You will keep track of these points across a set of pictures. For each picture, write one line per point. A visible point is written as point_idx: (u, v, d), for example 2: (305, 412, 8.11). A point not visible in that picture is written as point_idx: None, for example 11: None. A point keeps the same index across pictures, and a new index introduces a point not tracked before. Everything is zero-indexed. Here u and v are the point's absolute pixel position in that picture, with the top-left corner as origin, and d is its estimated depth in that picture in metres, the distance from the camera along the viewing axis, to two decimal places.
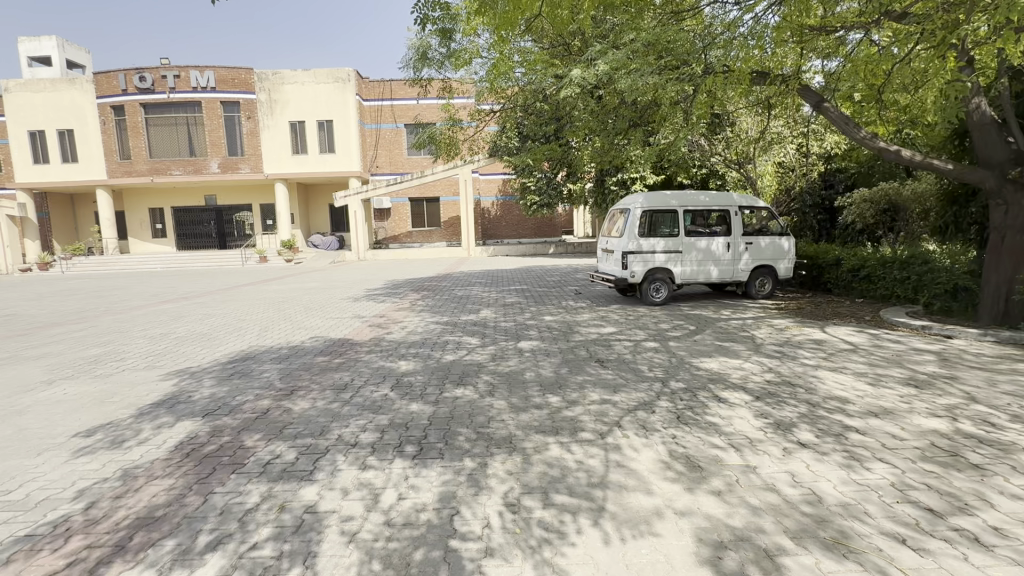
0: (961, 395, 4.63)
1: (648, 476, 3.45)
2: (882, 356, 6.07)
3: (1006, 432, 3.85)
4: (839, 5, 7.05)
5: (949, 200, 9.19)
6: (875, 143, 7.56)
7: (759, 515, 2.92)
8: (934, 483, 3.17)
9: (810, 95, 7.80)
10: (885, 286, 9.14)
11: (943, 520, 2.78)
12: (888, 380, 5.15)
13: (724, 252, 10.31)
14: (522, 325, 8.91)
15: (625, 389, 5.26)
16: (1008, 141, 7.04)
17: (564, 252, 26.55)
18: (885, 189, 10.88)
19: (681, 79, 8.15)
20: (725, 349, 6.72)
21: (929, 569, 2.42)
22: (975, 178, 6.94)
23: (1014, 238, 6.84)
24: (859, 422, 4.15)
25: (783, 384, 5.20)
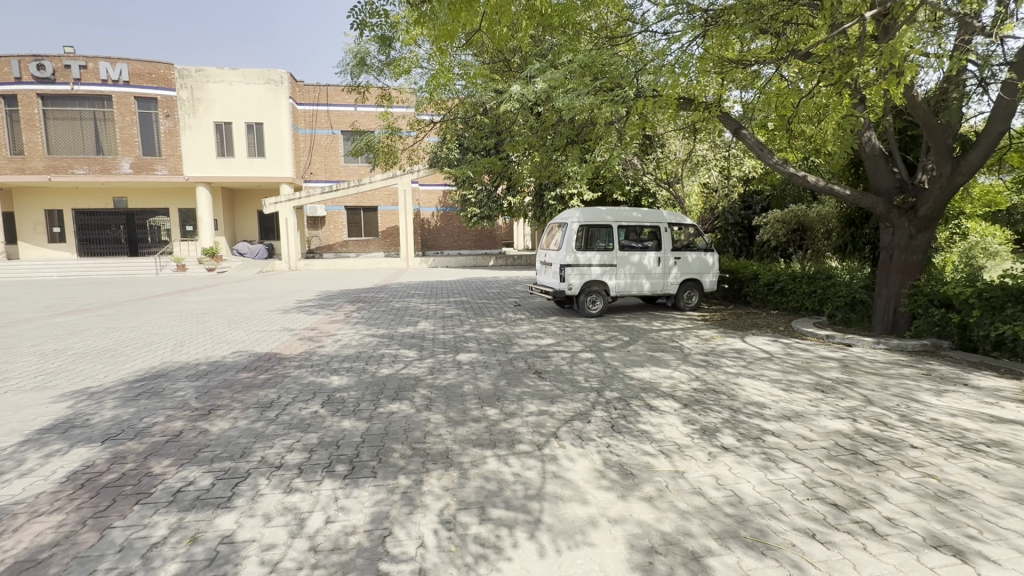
0: (859, 398, 5.12)
1: (583, 486, 3.50)
2: (794, 363, 6.60)
3: (897, 431, 4.29)
4: (753, 42, 7.72)
5: (847, 221, 10.35)
6: (785, 168, 8.28)
7: (687, 519, 3.04)
8: (838, 479, 3.46)
9: (730, 122, 8.45)
10: (796, 299, 9.99)
11: (847, 513, 3.04)
12: (799, 386, 5.59)
13: (655, 266, 10.81)
14: (461, 337, 8.83)
15: (562, 399, 5.34)
16: (894, 171, 7.94)
17: (504, 264, 26.77)
18: (795, 211, 11.72)
19: (615, 101, 8.55)
20: (656, 359, 7.02)
21: (834, 560, 2.62)
22: (868, 204, 7.75)
23: (901, 257, 7.67)
24: (775, 426, 4.46)
25: (708, 392, 5.50)
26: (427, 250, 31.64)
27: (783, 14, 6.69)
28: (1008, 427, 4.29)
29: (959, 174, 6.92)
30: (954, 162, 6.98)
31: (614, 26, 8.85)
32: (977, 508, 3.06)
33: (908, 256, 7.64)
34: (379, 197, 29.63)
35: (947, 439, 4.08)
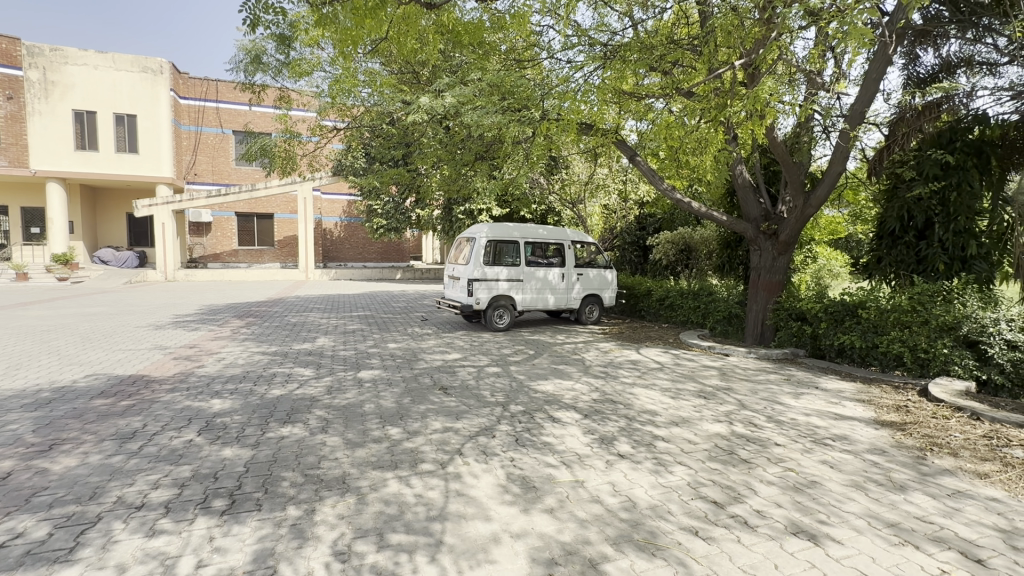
0: (735, 403, 5.70)
1: (486, 502, 3.47)
2: (681, 372, 7.19)
3: (764, 430, 4.83)
4: (646, 79, 8.43)
5: (725, 244, 11.59)
6: (673, 194, 9.09)
7: (585, 527, 3.13)
8: (717, 479, 3.79)
9: (626, 148, 9.10)
10: (683, 313, 10.97)
11: (724, 510, 3.33)
12: (685, 394, 6.08)
13: (559, 282, 11.22)
14: (363, 353, 8.43)
15: (467, 415, 5.29)
16: (761, 201, 9.04)
17: (411, 278, 26.20)
18: (683, 234, 13.16)
19: (521, 121, 8.80)
20: (560, 371, 7.25)
21: (714, 554, 2.85)
22: (740, 229, 8.74)
23: (767, 276, 8.72)
24: (665, 431, 4.80)
25: (607, 402, 5.78)
26: (328, 262, 30.02)
27: (670, 55, 7.40)
28: (848, 423, 5.03)
29: (810, 207, 8.06)
30: (806, 196, 8.15)
31: (522, 50, 9.20)
32: (827, 496, 3.51)
33: (772, 275, 8.70)
34: (275, 205, 27.55)
35: (803, 436, 4.66)
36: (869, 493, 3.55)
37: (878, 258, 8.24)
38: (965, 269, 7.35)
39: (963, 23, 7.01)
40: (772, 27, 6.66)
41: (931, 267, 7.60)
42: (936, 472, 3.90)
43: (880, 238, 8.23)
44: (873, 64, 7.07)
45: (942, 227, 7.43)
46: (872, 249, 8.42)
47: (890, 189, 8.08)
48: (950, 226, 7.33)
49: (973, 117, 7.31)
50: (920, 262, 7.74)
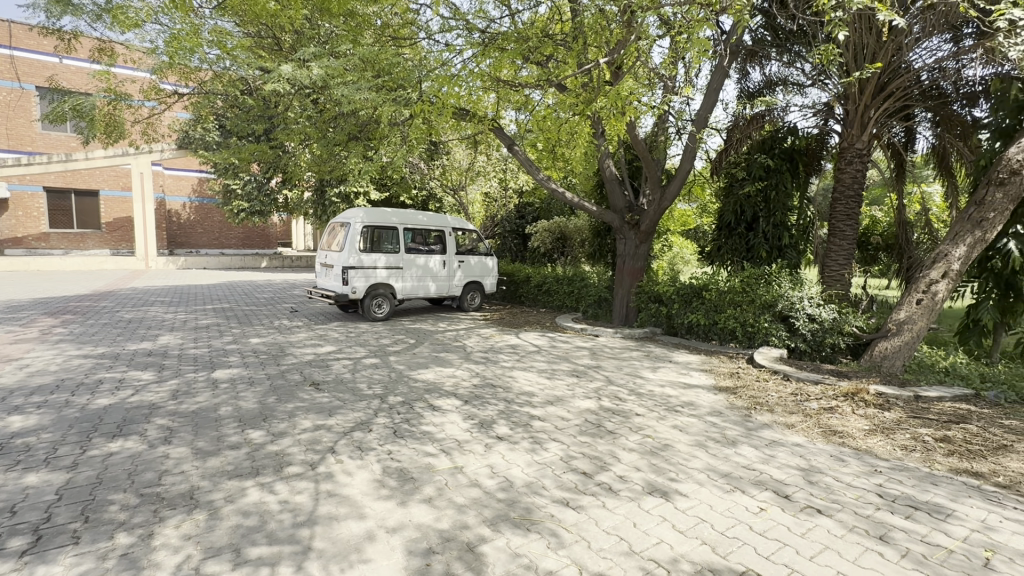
0: (603, 379, 6.18)
1: (361, 500, 3.31)
2: (556, 354, 7.60)
3: (627, 402, 5.31)
4: (523, 69, 8.61)
5: (596, 233, 12.35)
6: (548, 184, 9.47)
7: (463, 512, 3.15)
8: (587, 451, 4.06)
9: (504, 136, 9.21)
10: (558, 298, 11.62)
11: (592, 479, 3.58)
12: (560, 374, 6.44)
13: (440, 269, 11.09)
14: (219, 350, 7.52)
15: (341, 411, 4.99)
16: (625, 194, 9.81)
17: (279, 266, 24.01)
18: (558, 223, 13.86)
19: (397, 101, 8.46)
20: (440, 359, 7.20)
21: (582, 521, 3.05)
22: (608, 220, 9.41)
23: (631, 263, 9.53)
24: (541, 411, 5.03)
25: (487, 386, 5.88)
26: (174, 249, 26.17)
27: (544, 48, 7.63)
28: (694, 390, 5.76)
29: (666, 199, 8.97)
30: (662, 191, 9.06)
31: (398, 27, 8.81)
32: (676, 456, 3.97)
33: (635, 262, 9.54)
34: (99, 179, 23.10)
35: (659, 405, 5.21)
36: (709, 450, 4.09)
37: (719, 247, 9.51)
38: (781, 256, 8.83)
39: (781, 48, 8.29)
40: (631, 30, 7.20)
41: (757, 254, 8.97)
42: (758, 426, 4.63)
43: (720, 230, 9.50)
44: (714, 77, 8.06)
45: (765, 221, 8.82)
46: (714, 239, 9.69)
47: (727, 186, 9.32)
48: (771, 220, 8.75)
49: (787, 129, 8.72)
50: (749, 250, 9.07)
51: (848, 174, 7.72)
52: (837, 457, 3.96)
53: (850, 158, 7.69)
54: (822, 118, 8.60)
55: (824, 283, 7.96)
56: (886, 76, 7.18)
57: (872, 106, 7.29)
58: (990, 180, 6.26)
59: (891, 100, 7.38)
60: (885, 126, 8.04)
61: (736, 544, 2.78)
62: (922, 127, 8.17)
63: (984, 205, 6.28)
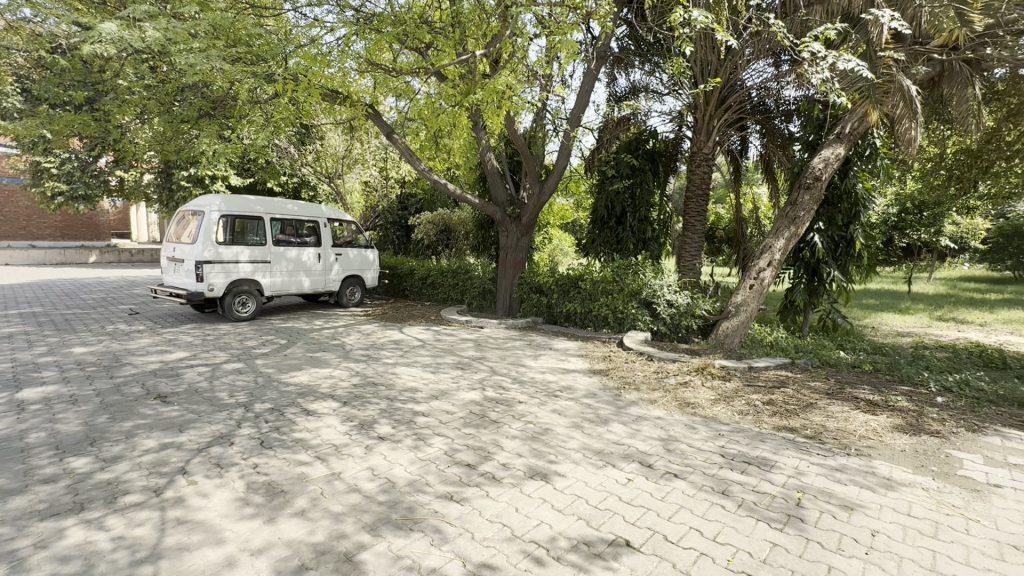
0: (487, 370, 6.28)
1: (220, 523, 2.95)
2: (441, 347, 7.54)
3: (510, 391, 5.47)
4: (400, 54, 8.30)
5: (480, 225, 12.49)
6: (430, 175, 9.27)
7: (340, 521, 2.97)
8: (471, 443, 4.09)
9: (381, 122, 8.80)
10: (443, 291, 11.55)
11: (476, 470, 3.61)
12: (444, 367, 6.40)
13: (315, 263, 10.31)
14: (28, 364, 6.17)
15: (196, 425, 4.40)
16: (506, 188, 10.03)
17: (112, 260, 20.41)
18: (442, 215, 13.69)
19: (257, 76, 7.70)
20: (316, 359, 6.72)
21: (466, 513, 3.05)
22: (490, 212, 9.54)
23: (513, 255, 9.78)
24: (424, 406, 4.94)
25: (367, 385, 5.62)
26: None
27: (423, 35, 7.44)
28: (572, 375, 6.12)
29: (544, 193, 9.32)
30: (540, 185, 9.41)
31: None
32: (555, 439, 4.18)
33: (517, 254, 9.80)
34: None
35: (539, 392, 5.44)
36: (584, 430, 4.37)
37: (593, 239, 10.18)
38: (645, 248, 9.76)
39: (643, 57, 9.08)
40: (508, 25, 7.32)
41: (625, 246, 9.78)
42: (626, 404, 5.06)
43: (594, 223, 10.17)
44: (586, 78, 8.55)
45: (631, 216, 9.67)
46: (589, 232, 10.35)
47: (599, 183, 10.01)
48: (636, 215, 9.62)
49: (649, 132, 9.60)
50: (618, 243, 9.85)
51: (697, 175, 8.74)
52: (690, 426, 4.48)
53: (699, 162, 8.71)
54: (677, 125, 9.62)
55: (680, 272, 8.96)
56: (726, 90, 8.23)
57: (715, 115, 8.31)
58: (800, 184, 7.54)
59: (730, 112, 8.48)
60: (726, 134, 9.25)
61: (607, 515, 3.01)
62: (754, 137, 9.54)
63: (797, 204, 7.55)
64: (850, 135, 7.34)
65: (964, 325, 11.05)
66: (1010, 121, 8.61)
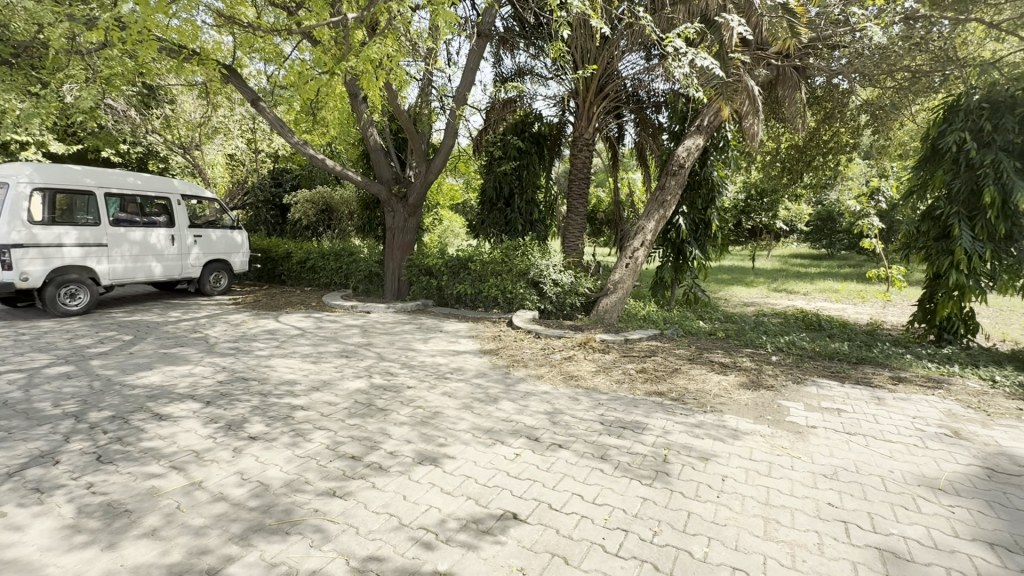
0: (374, 356, 6.03)
1: (40, 559, 2.46)
2: (323, 335, 7.07)
3: (398, 377, 5.30)
4: (265, 10, 7.42)
5: (364, 205, 11.84)
6: (305, 149, 8.48)
7: (203, 535, 2.66)
8: (355, 434, 3.89)
9: (245, 87, 7.82)
10: (325, 275, 10.81)
11: (361, 461, 3.45)
12: (327, 356, 6.01)
13: (168, 246, 8.99)
14: None
15: (5, 444, 3.61)
16: (391, 165, 9.59)
17: None
18: (322, 193, 12.69)
19: (76, 19, 6.36)
20: (172, 356, 5.90)
21: (350, 508, 2.91)
22: (375, 191, 9.08)
23: (400, 236, 9.46)
24: (304, 400, 4.60)
25: (236, 381, 5.07)
26: None
27: None
28: (462, 356, 6.12)
29: (431, 173, 9.06)
30: (427, 164, 9.14)
31: None
32: (445, 421, 4.15)
33: (405, 235, 9.49)
34: None
35: (429, 375, 5.36)
36: (474, 410, 4.40)
37: (482, 220, 10.21)
38: (532, 230, 10.05)
39: (527, 40, 9.18)
40: None
41: (514, 228, 9.98)
42: (515, 381, 5.20)
43: (483, 204, 10.20)
44: (472, 55, 8.39)
45: (519, 197, 9.87)
46: (478, 213, 10.36)
47: (487, 164, 10.03)
48: (523, 197, 9.84)
49: (534, 115, 9.81)
50: (507, 224, 10.00)
51: (579, 159, 9.15)
52: (574, 398, 4.75)
53: (580, 146, 9.12)
54: (560, 109, 9.93)
55: (565, 252, 9.36)
56: (604, 78, 8.64)
57: (594, 102, 8.72)
58: (667, 170, 8.26)
59: (607, 100, 8.95)
60: (605, 121, 9.77)
61: (496, 492, 3.06)
62: (629, 126, 10.21)
63: (665, 189, 8.27)
64: (708, 128, 8.18)
65: (793, 295, 13.14)
66: (825, 122, 10.25)
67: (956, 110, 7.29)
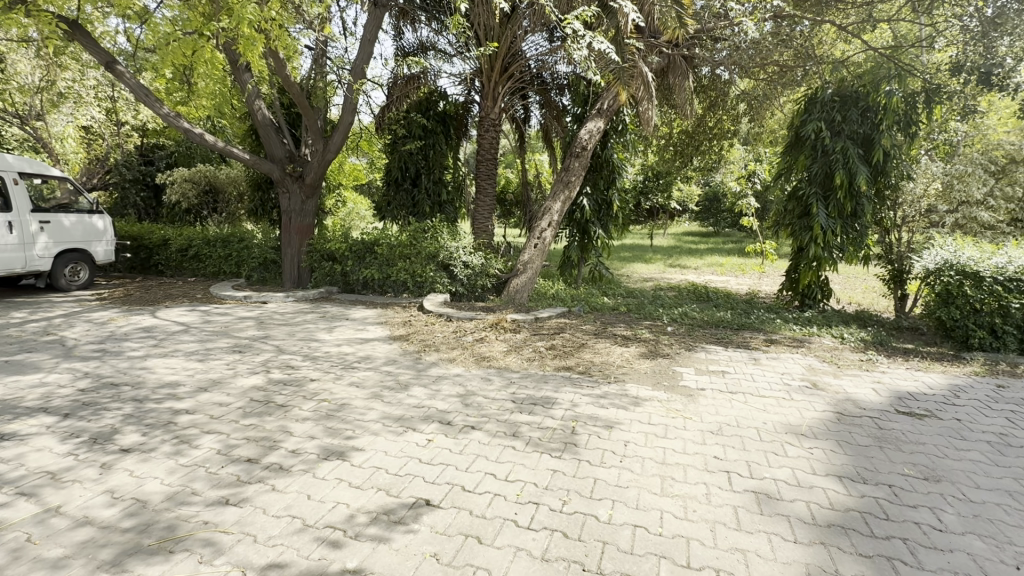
0: (272, 349, 5.60)
1: None
2: (211, 330, 6.41)
3: (300, 370, 4.97)
4: None
5: (255, 186, 10.84)
6: (177, 122, 7.48)
7: (63, 567, 2.30)
8: (251, 434, 3.60)
9: (95, 47, 6.75)
10: (211, 264, 9.78)
11: (258, 464, 3.20)
12: (216, 352, 5.47)
13: (5, 234, 7.56)
14: None
15: None
16: (284, 142, 8.87)
17: None
18: (204, 172, 11.41)
19: None
20: (17, 363, 5.01)
21: (246, 515, 2.68)
22: (265, 169, 8.34)
23: (298, 219, 8.84)
24: (189, 402, 4.15)
25: (104, 388, 4.44)
26: None
27: None
28: (371, 344, 5.89)
29: (329, 151, 8.48)
30: (325, 142, 8.54)
31: None
32: (352, 413, 3.97)
33: (303, 219, 8.88)
34: None
35: (334, 366, 5.09)
36: (383, 399, 4.26)
37: (388, 202, 9.83)
38: (440, 211, 9.88)
39: (429, 13, 8.85)
40: None
41: (421, 210, 9.73)
42: (426, 366, 5.11)
43: (388, 185, 9.80)
44: (369, 25, 7.91)
45: (426, 177, 9.62)
46: (384, 194, 9.95)
47: (391, 143, 9.63)
48: (431, 177, 9.62)
49: (439, 93, 9.56)
50: (414, 206, 9.72)
51: (486, 139, 9.09)
52: (486, 378, 4.78)
53: (487, 126, 9.02)
54: (466, 88, 9.75)
55: (475, 234, 9.30)
56: (508, 58, 8.61)
57: (499, 82, 8.67)
58: (571, 152, 8.48)
59: (512, 80, 8.95)
60: (511, 102, 9.78)
61: (408, 480, 3.00)
62: (534, 107, 10.32)
63: (570, 171, 8.50)
64: (607, 111, 8.51)
65: (685, 270, 14.29)
66: (711, 109, 11.09)
67: (814, 102, 8.28)
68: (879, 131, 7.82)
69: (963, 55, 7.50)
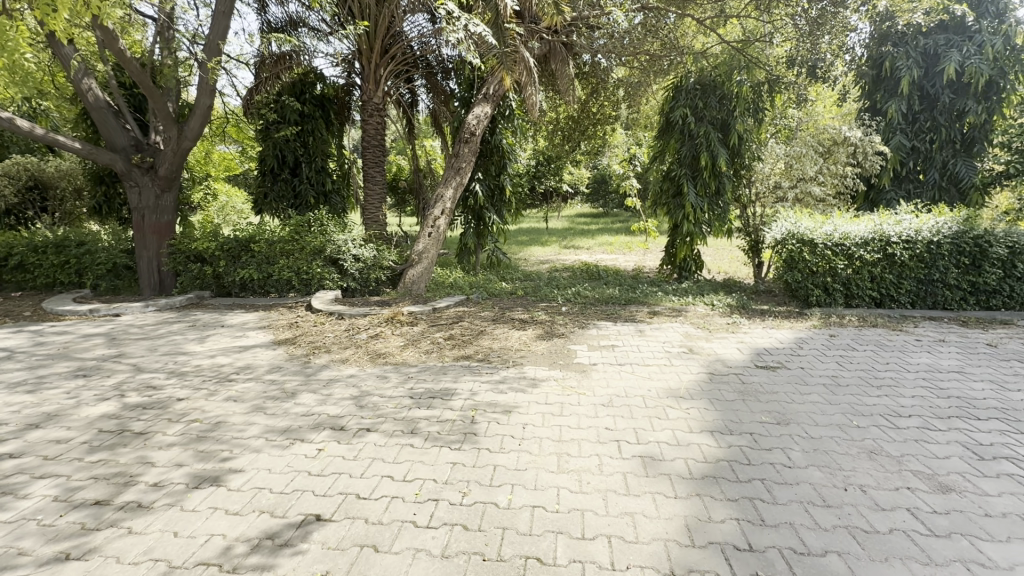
0: (127, 369, 4.86)
1: None
2: (45, 353, 5.39)
3: (164, 389, 4.38)
4: None
5: (96, 179, 9.30)
6: None
7: None
8: (100, 472, 3.09)
9: None
10: (43, 274, 8.16)
11: (110, 505, 2.75)
12: (52, 380, 4.61)
13: None
14: None
15: None
16: (127, 128, 7.72)
17: None
18: (24, 164, 9.55)
19: None
20: None
21: (94, 568, 2.30)
22: (104, 160, 7.20)
23: (152, 217, 7.77)
24: (13, 444, 3.45)
25: None
26: None
27: None
28: (251, 351, 5.37)
29: (184, 139, 7.47)
30: (179, 127, 7.51)
31: None
32: (229, 431, 3.58)
33: (158, 217, 7.82)
34: None
35: (207, 380, 4.56)
36: (266, 411, 3.90)
37: (264, 194, 8.97)
38: (326, 202, 9.26)
39: None
40: None
41: (304, 201, 9.04)
42: (316, 370, 4.77)
43: (264, 175, 8.93)
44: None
45: (307, 166, 8.92)
46: (259, 185, 9.05)
47: (263, 129, 8.78)
48: (312, 165, 8.93)
49: (315, 74, 8.88)
50: (296, 197, 9.00)
51: (371, 125, 8.62)
52: (382, 376, 4.59)
53: (370, 111, 8.54)
54: (345, 71, 9.17)
55: (365, 225, 8.85)
56: (388, 39, 8.23)
57: (380, 64, 8.26)
58: (460, 138, 8.35)
59: (395, 62, 8.57)
60: (396, 85, 9.39)
61: (295, 497, 2.78)
62: (421, 91, 10.02)
63: (459, 157, 8.39)
64: (493, 97, 8.50)
65: (579, 250, 14.98)
66: (593, 95, 11.63)
67: (680, 90, 9.06)
68: (734, 117, 8.75)
69: (795, 49, 8.62)
